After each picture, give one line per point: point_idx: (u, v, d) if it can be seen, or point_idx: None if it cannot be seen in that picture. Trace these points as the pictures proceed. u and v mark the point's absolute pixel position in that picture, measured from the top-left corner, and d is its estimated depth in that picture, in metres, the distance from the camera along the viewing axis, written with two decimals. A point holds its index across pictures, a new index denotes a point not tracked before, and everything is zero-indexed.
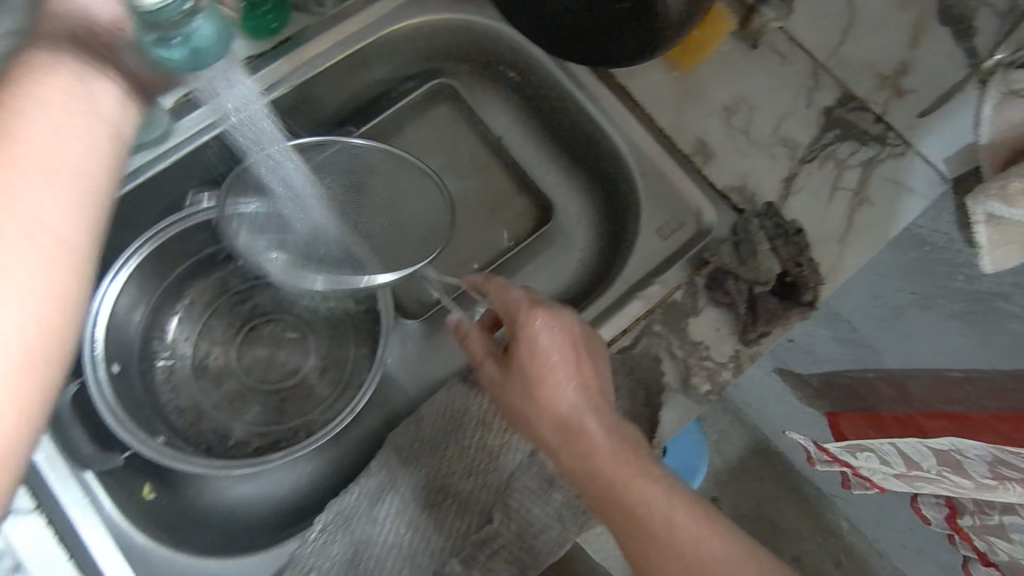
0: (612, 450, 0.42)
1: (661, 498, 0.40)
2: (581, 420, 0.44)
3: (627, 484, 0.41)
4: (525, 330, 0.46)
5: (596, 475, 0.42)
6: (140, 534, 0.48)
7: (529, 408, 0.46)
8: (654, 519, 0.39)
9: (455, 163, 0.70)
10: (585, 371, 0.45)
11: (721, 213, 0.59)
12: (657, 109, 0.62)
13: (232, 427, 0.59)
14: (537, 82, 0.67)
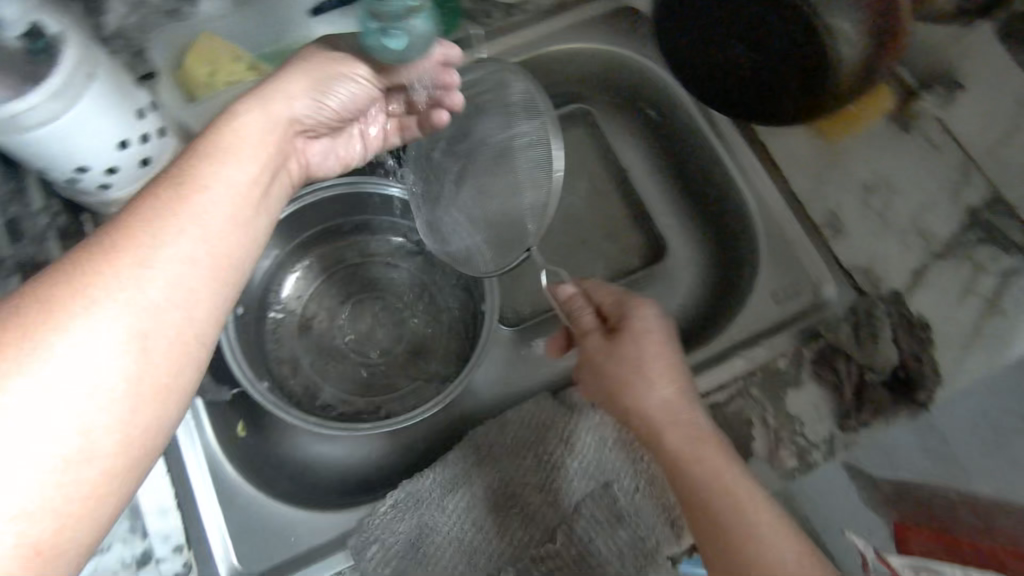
0: (697, 440, 0.44)
1: (740, 495, 0.41)
2: (674, 410, 0.45)
3: (711, 476, 0.42)
4: (630, 311, 0.49)
5: (691, 472, 0.42)
6: (228, 466, 0.52)
7: (624, 389, 0.47)
8: (744, 522, 0.40)
9: (574, 182, 0.68)
10: (682, 362, 0.47)
11: (841, 290, 0.58)
12: (793, 175, 0.62)
13: (322, 389, 0.62)
14: (676, 125, 0.67)
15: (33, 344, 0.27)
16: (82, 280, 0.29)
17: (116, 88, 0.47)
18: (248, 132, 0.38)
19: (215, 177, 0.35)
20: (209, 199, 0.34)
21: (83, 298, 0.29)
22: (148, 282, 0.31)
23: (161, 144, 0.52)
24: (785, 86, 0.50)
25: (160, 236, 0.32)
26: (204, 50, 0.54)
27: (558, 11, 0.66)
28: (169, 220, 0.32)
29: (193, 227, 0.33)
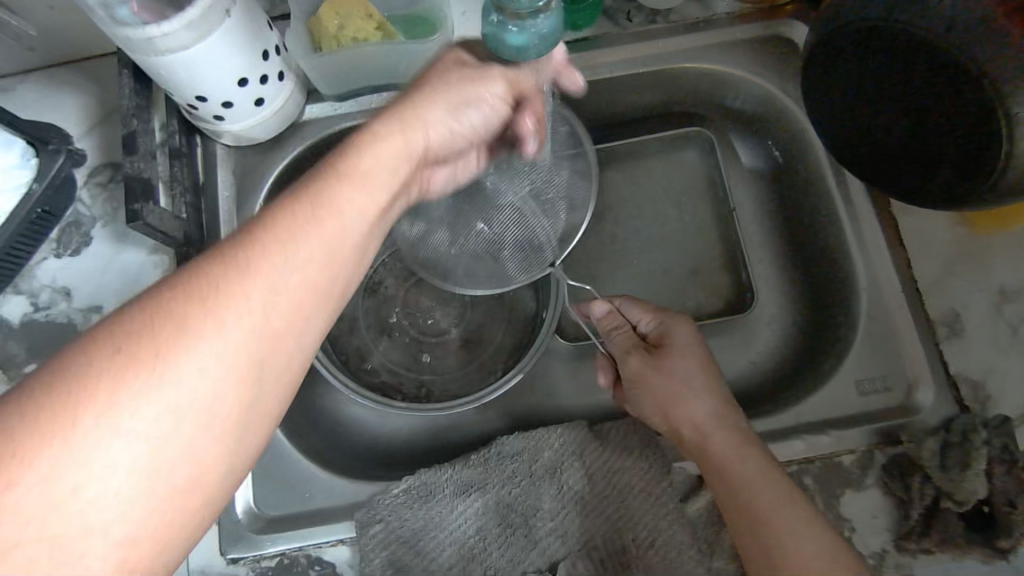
0: (739, 445, 0.44)
1: (783, 507, 0.41)
2: (714, 421, 0.45)
3: (754, 488, 0.42)
4: (666, 326, 0.50)
5: (745, 496, 0.42)
6: None
7: (667, 403, 0.47)
8: (794, 552, 0.39)
9: (675, 210, 0.65)
10: (716, 380, 0.47)
11: (940, 399, 0.51)
12: (922, 257, 0.54)
13: (372, 353, 0.63)
14: (801, 174, 0.61)
15: (165, 366, 0.28)
16: (211, 305, 0.30)
17: (249, 28, 0.48)
18: (382, 161, 0.37)
19: (344, 204, 0.34)
20: (337, 228, 0.34)
21: (213, 326, 0.29)
22: (264, 313, 0.31)
23: (277, 87, 0.54)
24: (938, 160, 0.44)
25: (283, 265, 0.32)
26: (340, 1, 0.54)
27: (701, 26, 0.60)
28: (296, 248, 0.32)
29: (318, 255, 0.33)
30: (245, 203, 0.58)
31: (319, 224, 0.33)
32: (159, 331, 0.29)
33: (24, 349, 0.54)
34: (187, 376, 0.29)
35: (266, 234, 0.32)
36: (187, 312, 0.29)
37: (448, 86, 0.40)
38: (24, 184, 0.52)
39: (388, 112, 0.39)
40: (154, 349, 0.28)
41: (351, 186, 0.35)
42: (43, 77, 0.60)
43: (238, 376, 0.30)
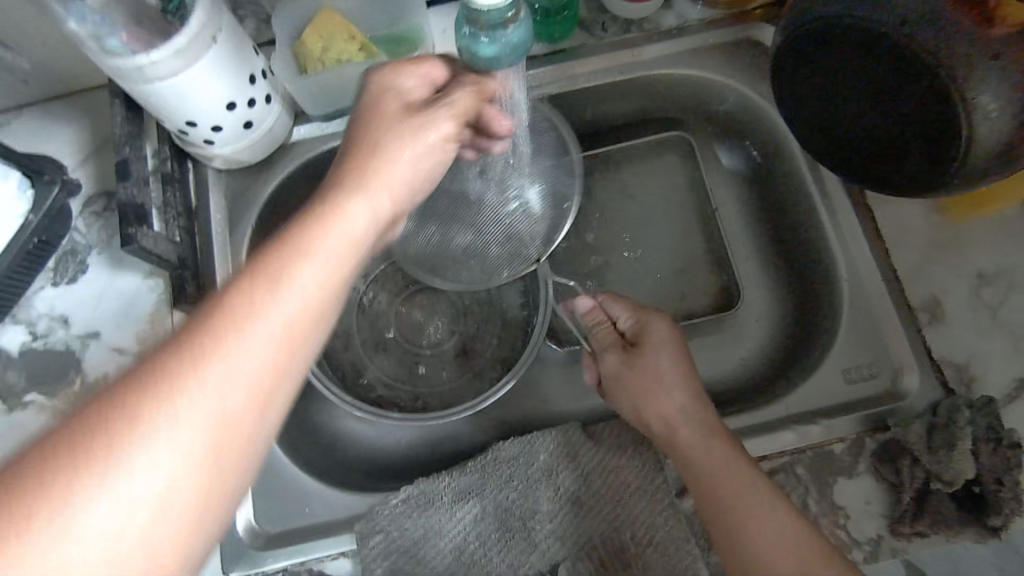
0: (704, 442, 0.46)
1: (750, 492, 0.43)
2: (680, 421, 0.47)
3: (724, 481, 0.44)
4: (645, 324, 0.52)
5: (712, 487, 0.44)
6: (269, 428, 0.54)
7: (638, 404, 0.49)
8: (761, 538, 0.41)
9: (659, 213, 0.66)
10: (686, 378, 0.49)
11: (926, 383, 0.52)
12: (900, 246, 0.56)
13: (367, 366, 0.64)
14: (779, 173, 0.62)
15: (98, 470, 0.26)
16: (162, 393, 0.28)
17: (235, 52, 0.50)
18: (350, 217, 0.35)
19: (295, 274, 0.32)
20: (291, 304, 0.31)
21: (147, 419, 0.27)
22: (224, 394, 0.29)
23: (266, 109, 0.56)
24: (907, 149, 0.45)
25: (231, 346, 0.29)
26: (322, 24, 0.56)
27: (675, 33, 0.62)
28: (241, 329, 0.30)
29: (269, 331, 0.31)
30: (237, 225, 0.59)
31: (268, 299, 0.31)
32: (93, 430, 0.27)
33: (23, 377, 0.55)
34: (120, 477, 0.26)
35: (210, 317, 0.30)
36: (125, 407, 0.27)
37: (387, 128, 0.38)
38: (21, 215, 0.53)
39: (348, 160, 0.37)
40: (88, 450, 0.26)
41: (305, 255, 0.32)
42: (36, 112, 0.61)
43: (182, 468, 0.28)
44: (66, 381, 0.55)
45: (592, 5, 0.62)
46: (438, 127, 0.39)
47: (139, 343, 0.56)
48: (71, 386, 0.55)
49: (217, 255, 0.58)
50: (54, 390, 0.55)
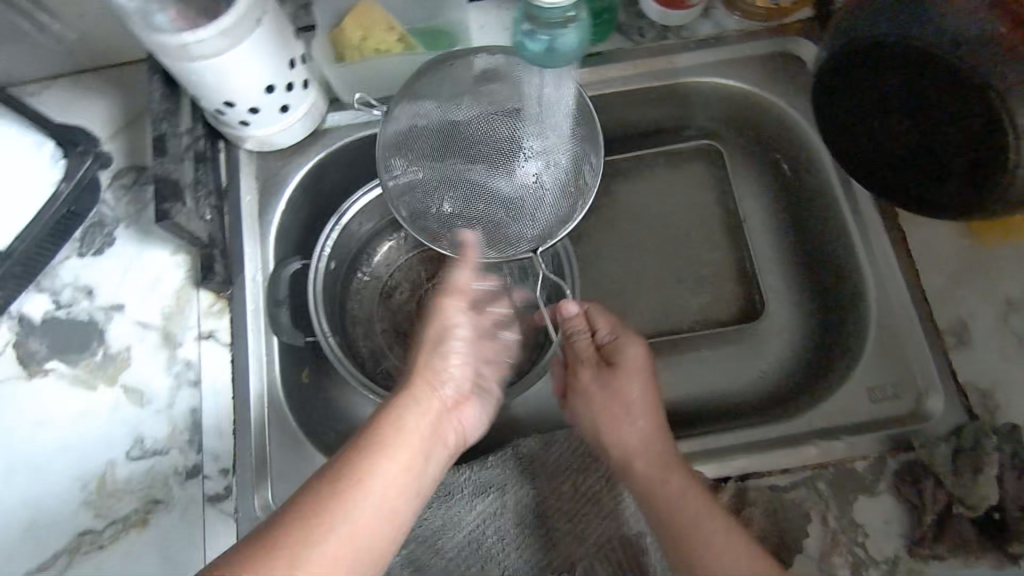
0: (666, 470, 0.46)
1: (699, 512, 0.43)
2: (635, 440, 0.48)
3: (674, 501, 0.44)
4: (617, 342, 0.52)
5: (668, 513, 0.44)
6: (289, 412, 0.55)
7: (597, 419, 0.50)
8: (719, 564, 0.41)
9: (686, 222, 0.66)
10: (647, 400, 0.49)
11: (950, 407, 0.51)
12: (928, 268, 0.56)
13: (386, 357, 0.64)
14: (809, 188, 0.62)
15: (297, 553, 0.38)
16: (353, 485, 0.40)
17: (278, 38, 0.49)
18: (453, 360, 0.50)
19: (424, 407, 0.46)
20: (425, 424, 0.46)
21: (343, 505, 0.39)
22: (388, 482, 0.41)
23: (303, 95, 0.56)
24: (948, 172, 0.45)
25: (387, 459, 0.42)
26: (362, 14, 0.55)
27: (712, 43, 0.61)
28: (392, 443, 0.43)
29: (407, 443, 0.44)
30: (266, 207, 0.59)
31: (404, 424, 0.44)
32: (307, 516, 0.39)
33: (45, 346, 0.55)
34: (312, 557, 0.38)
35: (374, 433, 0.43)
36: (332, 489, 0.40)
37: (433, 333, 0.50)
38: (53, 182, 0.52)
39: (428, 339, 0.50)
40: (303, 529, 0.38)
41: (432, 388, 0.48)
42: (67, 83, 0.61)
43: (344, 547, 0.39)
44: (87, 353, 0.55)
45: (631, 9, 0.61)
46: (455, 334, 0.51)
47: (163, 319, 0.56)
48: (93, 358, 0.55)
49: (247, 236, 0.57)
50: (75, 361, 0.54)
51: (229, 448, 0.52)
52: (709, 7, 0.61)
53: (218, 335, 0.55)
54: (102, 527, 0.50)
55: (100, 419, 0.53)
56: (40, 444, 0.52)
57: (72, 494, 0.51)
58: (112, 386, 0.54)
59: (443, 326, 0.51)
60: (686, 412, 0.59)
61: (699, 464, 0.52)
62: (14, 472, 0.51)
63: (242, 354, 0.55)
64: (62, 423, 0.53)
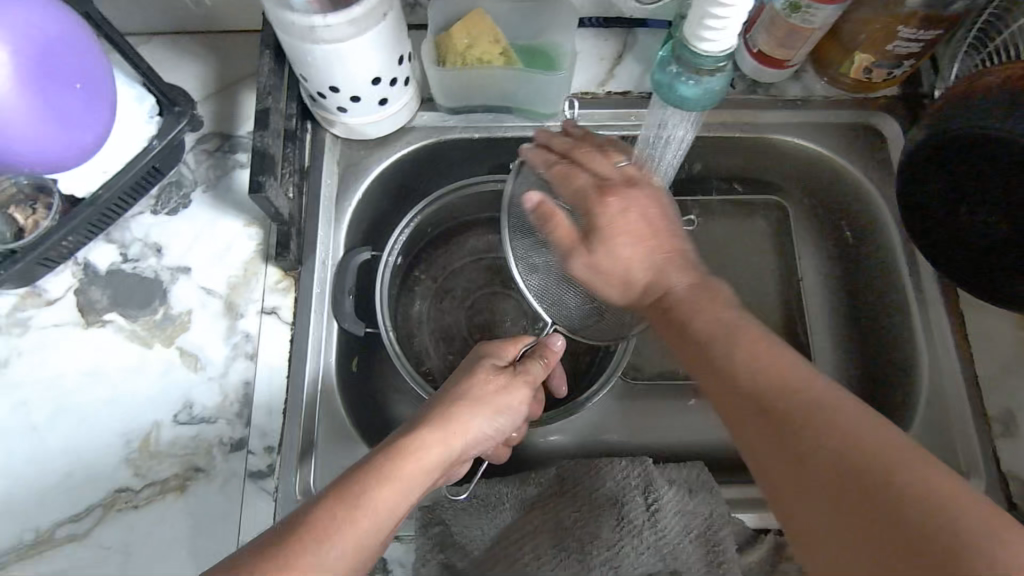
0: (778, 366, 0.38)
1: (873, 437, 0.34)
2: (782, 376, 0.38)
3: (848, 429, 0.35)
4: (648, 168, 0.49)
5: (776, 407, 0.37)
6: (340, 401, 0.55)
7: (729, 371, 0.39)
8: (838, 453, 0.34)
9: (745, 272, 0.67)
10: (711, 309, 0.42)
11: (991, 492, 0.52)
12: (984, 353, 0.56)
13: (430, 359, 0.64)
14: (873, 257, 0.63)
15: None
16: (357, 510, 0.38)
17: (397, 34, 0.51)
18: (482, 399, 0.49)
19: (447, 448, 0.45)
20: (441, 463, 0.45)
21: (354, 530, 0.38)
22: (381, 520, 0.39)
23: (402, 90, 0.56)
24: None
25: (390, 492, 0.40)
26: (472, 24, 0.56)
27: (798, 104, 0.62)
28: (411, 475, 0.42)
29: (418, 478, 0.42)
30: (344, 193, 0.60)
31: (423, 460, 0.43)
32: (319, 533, 0.37)
33: (106, 297, 0.55)
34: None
35: (398, 462, 0.42)
36: (343, 510, 0.38)
37: (496, 400, 0.50)
38: (146, 138, 0.54)
39: (475, 391, 0.49)
40: (318, 545, 0.36)
41: (462, 431, 0.47)
42: (167, 42, 0.62)
43: (346, 565, 0.37)
44: (148, 310, 0.54)
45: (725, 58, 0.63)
46: (510, 409, 0.51)
47: (227, 288, 0.56)
48: (153, 315, 0.54)
49: (322, 219, 0.59)
50: (133, 316, 0.54)
51: (275, 426, 0.52)
52: (800, 69, 0.62)
53: (280, 312, 0.55)
54: (139, 487, 0.50)
55: (151, 377, 0.53)
56: (90, 394, 0.52)
57: (113, 449, 0.51)
58: (167, 345, 0.53)
59: (504, 394, 0.50)
60: (725, 455, 0.60)
61: (742, 513, 0.53)
62: (60, 417, 0.51)
63: (302, 335, 0.55)
64: (113, 376, 0.52)
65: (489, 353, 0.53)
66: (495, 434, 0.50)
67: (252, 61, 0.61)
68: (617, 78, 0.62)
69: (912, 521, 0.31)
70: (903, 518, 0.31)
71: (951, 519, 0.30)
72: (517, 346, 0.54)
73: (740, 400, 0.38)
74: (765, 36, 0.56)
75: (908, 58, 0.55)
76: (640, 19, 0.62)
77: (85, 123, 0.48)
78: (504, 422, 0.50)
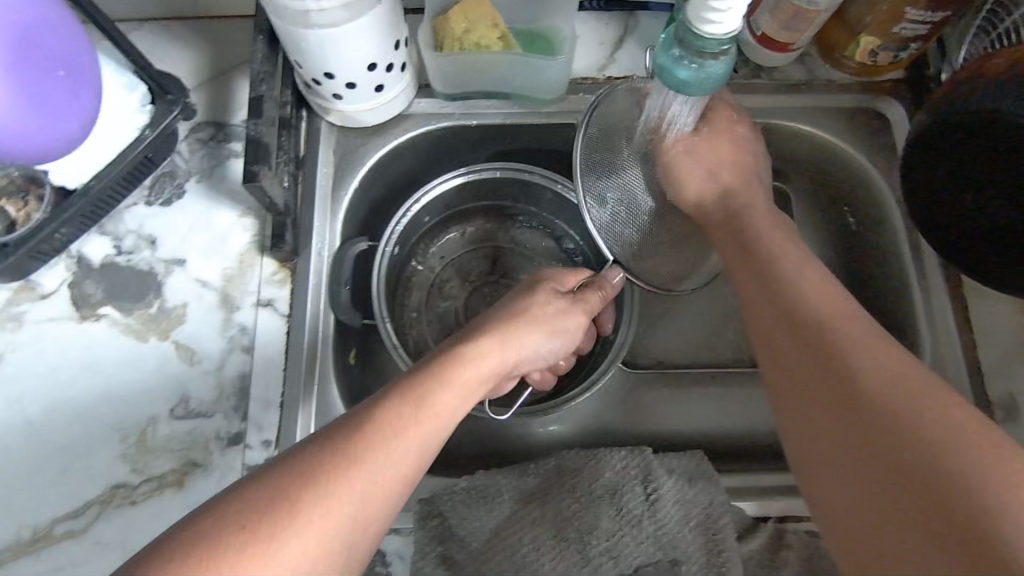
0: (820, 281, 0.43)
1: (908, 385, 0.35)
2: (832, 323, 0.40)
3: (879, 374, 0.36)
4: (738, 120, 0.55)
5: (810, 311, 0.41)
6: (338, 399, 0.55)
7: (772, 275, 0.44)
8: (860, 349, 0.38)
9: None
10: (754, 257, 0.47)
11: None
12: (986, 340, 0.56)
13: (427, 349, 0.63)
14: (875, 245, 0.62)
15: (372, 470, 0.37)
16: (422, 396, 0.42)
17: (392, 18, 0.49)
18: (533, 310, 0.53)
19: (502, 360, 0.49)
20: (494, 373, 0.48)
21: (419, 428, 0.40)
22: (444, 413, 0.42)
23: (398, 77, 0.55)
24: None
25: (450, 388, 0.43)
26: (471, 6, 0.54)
27: (801, 88, 0.61)
28: (470, 374, 0.45)
29: (473, 386, 0.45)
30: (341, 182, 0.59)
31: (482, 364, 0.47)
32: (389, 424, 0.39)
33: (100, 290, 0.54)
34: (383, 474, 0.38)
35: (454, 369, 0.44)
36: (410, 398, 0.41)
37: (551, 321, 0.53)
38: (138, 128, 0.52)
39: (534, 310, 0.52)
40: (382, 441, 0.38)
41: (518, 345, 0.50)
42: (157, 28, 0.60)
43: (408, 452, 0.39)
44: (143, 303, 0.54)
45: None
46: (563, 331, 0.54)
47: (223, 280, 0.55)
48: (147, 309, 0.54)
49: (318, 209, 0.58)
50: (128, 310, 0.53)
51: (275, 419, 0.52)
52: (805, 52, 0.61)
53: (276, 304, 0.55)
54: (137, 483, 0.50)
55: (147, 371, 0.52)
56: (85, 390, 0.51)
57: (110, 444, 0.50)
58: (163, 338, 0.53)
59: (562, 317, 0.54)
60: (725, 443, 0.60)
61: (742, 500, 0.54)
62: (54, 413, 0.51)
63: (299, 327, 0.54)
64: (108, 371, 0.52)
65: (550, 277, 0.56)
66: (547, 356, 0.54)
67: (244, 47, 0.60)
68: (618, 63, 0.60)
69: (931, 471, 0.32)
70: (922, 464, 0.32)
71: (957, 425, 0.33)
72: (576, 278, 0.57)
73: (788, 335, 0.41)
74: (770, 19, 0.55)
75: (915, 40, 0.54)
76: (642, 2, 0.60)
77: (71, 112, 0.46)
78: (555, 337, 0.54)
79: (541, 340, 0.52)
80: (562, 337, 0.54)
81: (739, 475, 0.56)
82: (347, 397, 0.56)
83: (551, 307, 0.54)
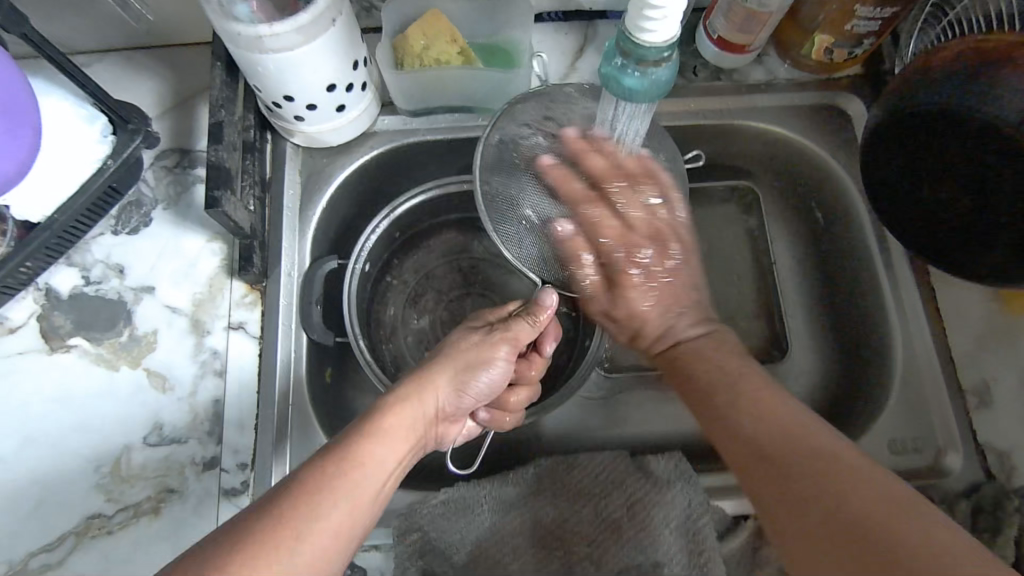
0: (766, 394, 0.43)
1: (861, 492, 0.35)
2: (789, 436, 0.39)
3: (814, 488, 0.36)
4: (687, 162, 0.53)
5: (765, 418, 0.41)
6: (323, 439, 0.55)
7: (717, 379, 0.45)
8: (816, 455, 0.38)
9: (719, 259, 0.67)
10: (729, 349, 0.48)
11: (968, 465, 0.53)
12: (955, 328, 0.56)
13: (407, 361, 0.64)
14: (843, 241, 0.63)
15: (299, 528, 0.36)
16: (346, 455, 0.40)
17: (349, 36, 0.50)
18: (449, 351, 0.50)
19: (422, 403, 0.46)
20: (419, 417, 0.46)
21: (344, 483, 0.39)
22: (372, 472, 0.40)
23: (359, 96, 0.56)
24: (990, 244, 0.47)
25: (374, 446, 0.42)
26: (427, 22, 0.54)
27: (761, 88, 0.62)
28: (393, 428, 0.43)
29: (401, 431, 0.44)
30: (307, 202, 0.59)
31: (404, 413, 0.45)
32: (309, 489, 0.37)
33: (70, 322, 0.54)
34: (311, 533, 0.36)
35: (377, 419, 0.43)
36: (338, 460, 0.40)
37: (465, 357, 0.49)
38: (100, 158, 0.52)
39: (447, 351, 0.50)
40: (311, 500, 0.37)
41: (433, 388, 0.47)
42: (120, 57, 0.60)
43: (339, 512, 0.38)
44: (113, 332, 0.54)
45: (688, 47, 0.62)
46: (491, 364, 0.50)
47: (192, 305, 0.55)
48: (118, 338, 0.54)
49: (286, 228, 0.58)
50: (99, 340, 0.53)
51: (249, 442, 0.52)
52: (763, 52, 0.62)
53: (248, 327, 0.55)
54: (112, 513, 0.50)
55: (119, 399, 0.52)
56: (58, 422, 0.51)
57: (85, 474, 0.50)
58: (134, 367, 0.53)
59: (477, 352, 0.50)
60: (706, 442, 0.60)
61: (718, 500, 0.53)
62: (26, 445, 0.51)
63: (271, 349, 0.54)
64: (80, 402, 0.52)
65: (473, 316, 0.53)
66: (477, 394, 0.50)
67: (206, 73, 0.60)
68: (580, 70, 0.61)
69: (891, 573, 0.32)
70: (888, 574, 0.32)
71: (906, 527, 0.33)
72: (505, 308, 0.54)
73: (747, 461, 0.40)
74: (725, 23, 0.55)
75: (867, 37, 0.54)
76: (600, 10, 0.61)
77: (10, 149, 0.46)
78: (482, 376, 0.50)
79: (467, 382, 0.49)
80: (491, 376, 0.50)
81: (717, 474, 0.55)
82: (323, 415, 0.56)
83: (474, 348, 0.50)
